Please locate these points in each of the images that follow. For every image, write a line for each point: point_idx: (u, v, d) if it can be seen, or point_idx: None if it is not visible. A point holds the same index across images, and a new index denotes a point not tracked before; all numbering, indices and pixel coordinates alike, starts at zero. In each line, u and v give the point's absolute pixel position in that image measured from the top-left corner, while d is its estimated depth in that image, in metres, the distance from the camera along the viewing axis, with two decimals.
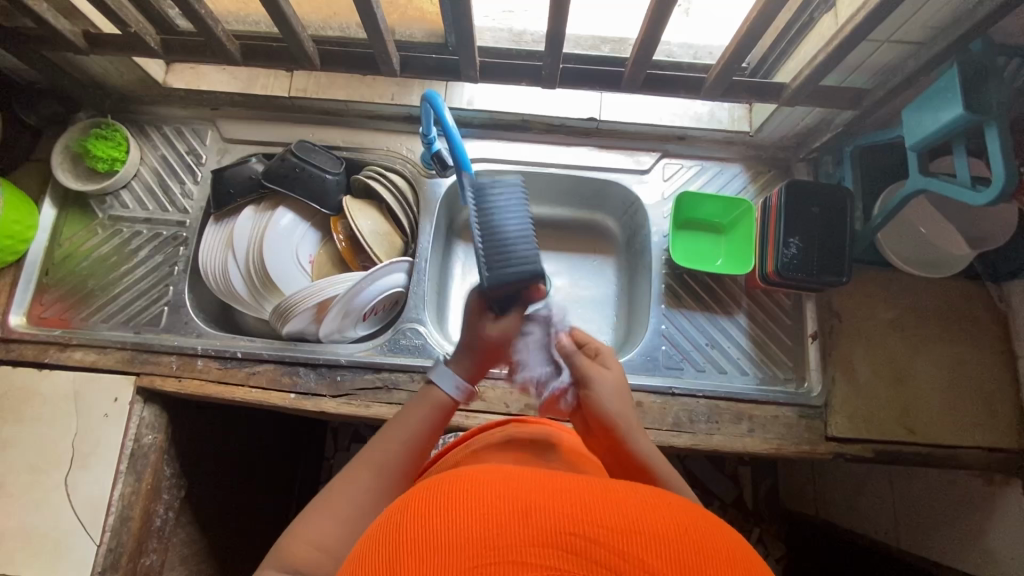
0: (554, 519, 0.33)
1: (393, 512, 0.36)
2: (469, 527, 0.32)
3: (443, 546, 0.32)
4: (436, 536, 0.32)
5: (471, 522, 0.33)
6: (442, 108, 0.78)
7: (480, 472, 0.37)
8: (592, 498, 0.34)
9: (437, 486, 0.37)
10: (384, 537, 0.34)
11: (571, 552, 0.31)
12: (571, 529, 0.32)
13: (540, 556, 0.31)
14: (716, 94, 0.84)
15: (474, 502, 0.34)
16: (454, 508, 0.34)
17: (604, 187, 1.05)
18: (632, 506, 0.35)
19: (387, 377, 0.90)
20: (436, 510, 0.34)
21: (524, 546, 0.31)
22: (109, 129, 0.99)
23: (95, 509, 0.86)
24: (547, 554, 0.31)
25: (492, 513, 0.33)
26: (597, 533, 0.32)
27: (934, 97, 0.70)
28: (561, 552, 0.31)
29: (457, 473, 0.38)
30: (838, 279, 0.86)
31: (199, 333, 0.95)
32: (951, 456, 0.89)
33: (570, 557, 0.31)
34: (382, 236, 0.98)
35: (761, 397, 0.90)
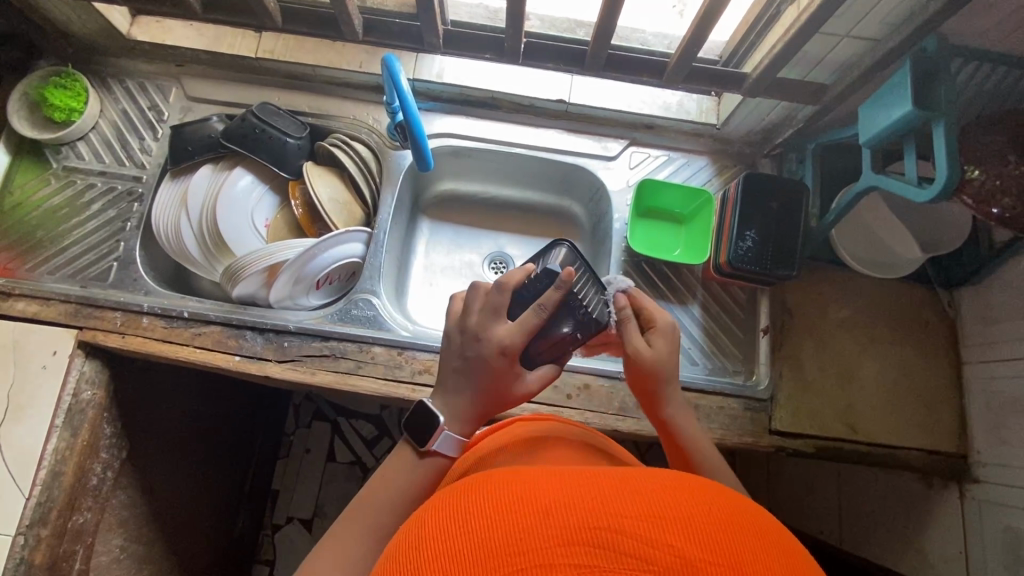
0: (577, 516, 0.33)
1: (417, 532, 0.38)
2: (490, 538, 0.34)
3: (475, 559, 0.33)
4: (465, 552, 0.34)
5: (492, 534, 0.34)
6: (398, 74, 0.77)
7: (496, 481, 0.39)
8: (608, 490, 0.35)
9: (457, 501, 0.38)
10: (411, 555, 0.36)
11: (595, 547, 0.32)
12: (595, 523, 0.33)
13: (564, 555, 0.32)
14: (680, 80, 0.84)
15: (495, 513, 0.35)
16: (480, 521, 0.35)
17: (570, 172, 1.05)
18: (650, 492, 0.35)
19: (334, 345, 0.89)
20: (463, 525, 0.35)
21: (550, 547, 0.32)
22: (69, 79, 0.97)
23: (27, 461, 0.84)
24: (575, 553, 0.32)
25: (511, 521, 0.34)
26: (622, 524, 0.33)
27: (887, 94, 0.70)
28: (590, 549, 0.32)
29: (473, 486, 0.40)
30: (789, 274, 0.86)
31: (147, 290, 0.93)
32: (893, 457, 0.90)
33: (595, 552, 0.32)
34: (341, 204, 0.97)
35: (708, 387, 0.91)
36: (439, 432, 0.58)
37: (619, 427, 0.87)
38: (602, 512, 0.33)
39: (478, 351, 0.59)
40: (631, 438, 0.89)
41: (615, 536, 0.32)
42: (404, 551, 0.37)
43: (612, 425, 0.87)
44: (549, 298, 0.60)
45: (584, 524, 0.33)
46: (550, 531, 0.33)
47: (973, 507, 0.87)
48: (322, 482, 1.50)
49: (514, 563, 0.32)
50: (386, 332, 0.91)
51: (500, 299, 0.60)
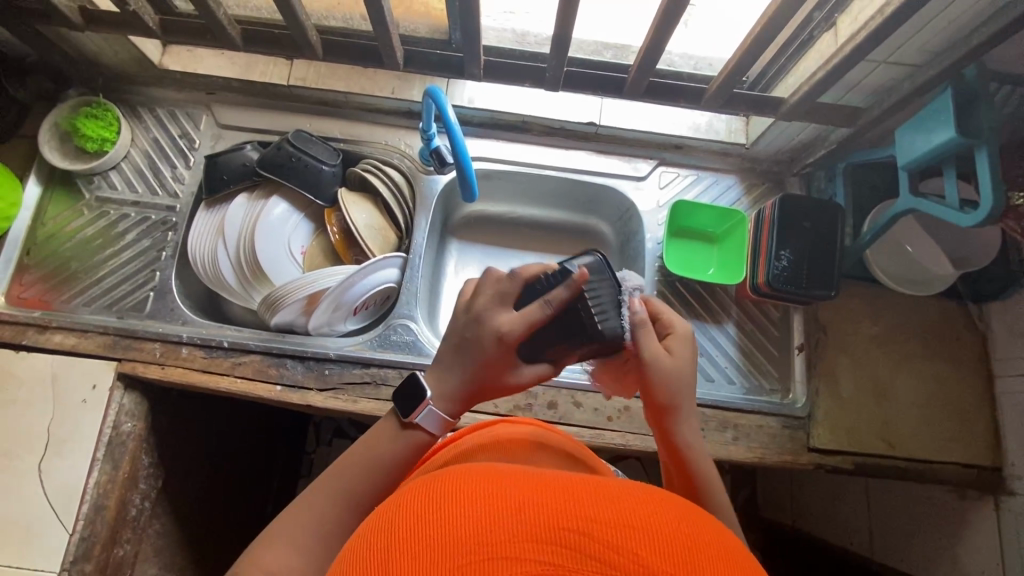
0: (548, 515, 0.33)
1: (386, 516, 0.37)
2: (458, 525, 0.33)
3: (441, 542, 0.32)
4: (432, 535, 0.33)
5: (461, 521, 0.33)
6: (445, 105, 0.77)
7: (468, 475, 0.39)
8: (583, 496, 0.36)
9: (427, 489, 0.38)
10: (376, 540, 0.35)
11: (563, 547, 0.32)
12: (564, 524, 0.33)
13: (532, 552, 0.31)
14: (716, 104, 0.85)
15: (468, 502, 0.35)
16: (451, 508, 0.35)
17: (601, 193, 1.06)
18: (624, 505, 0.36)
19: (375, 372, 0.89)
20: (434, 509, 0.35)
21: (519, 541, 0.32)
22: (100, 109, 0.97)
23: (69, 497, 0.84)
24: (540, 550, 0.32)
25: (481, 511, 0.34)
26: (590, 528, 0.33)
27: (928, 119, 0.72)
28: (555, 547, 0.32)
29: (444, 477, 0.39)
30: (827, 293, 0.87)
31: (185, 320, 0.94)
32: (929, 471, 0.91)
33: (562, 551, 0.32)
34: (376, 230, 0.98)
35: (746, 406, 0.91)
36: (423, 406, 0.59)
37: (660, 448, 0.88)
38: (573, 515, 0.34)
39: (478, 331, 0.60)
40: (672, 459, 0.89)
41: (583, 538, 0.32)
42: (370, 534, 0.36)
43: (654, 446, 0.88)
44: (555, 295, 0.58)
45: (553, 525, 0.33)
46: (520, 526, 0.33)
47: (1009, 520, 0.89)
48: None
49: (481, 552, 0.31)
50: (426, 358, 0.91)
51: (510, 286, 0.59)
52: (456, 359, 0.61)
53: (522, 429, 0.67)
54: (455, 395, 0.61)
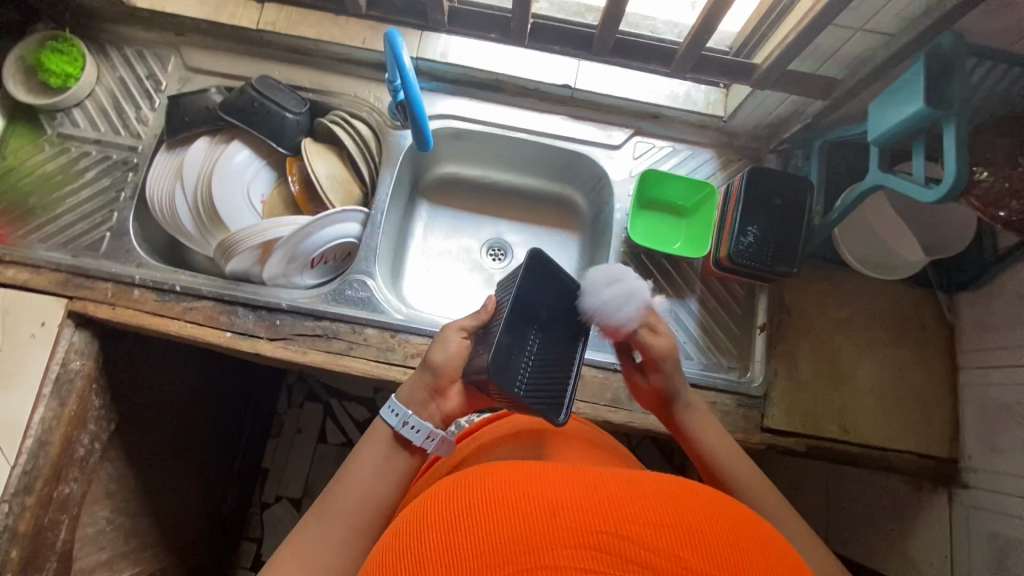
0: (583, 520, 0.34)
1: (419, 523, 0.39)
2: (498, 533, 0.35)
3: (480, 557, 0.34)
4: (471, 548, 0.34)
5: (499, 530, 0.35)
6: (400, 50, 0.75)
7: (496, 477, 0.40)
8: (616, 498, 0.37)
9: (454, 497, 0.39)
10: (410, 548, 0.37)
11: (601, 551, 0.33)
12: (601, 527, 0.34)
13: (570, 559, 0.33)
14: (686, 68, 0.83)
15: (500, 511, 0.36)
16: (484, 519, 0.36)
17: (573, 160, 1.03)
18: (656, 502, 0.37)
19: (327, 325, 0.88)
20: (466, 521, 0.36)
21: (559, 549, 0.33)
22: (66, 44, 0.96)
23: (13, 430, 0.84)
24: (579, 556, 0.33)
25: (517, 518, 0.35)
26: (627, 531, 0.34)
27: (899, 90, 0.69)
28: (595, 553, 0.33)
29: (471, 482, 0.41)
30: (789, 271, 0.85)
31: (140, 262, 0.92)
32: (884, 459, 0.90)
33: (600, 557, 0.33)
34: (338, 182, 0.96)
35: (701, 381, 0.90)
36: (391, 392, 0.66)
37: (610, 418, 0.87)
38: (608, 517, 0.35)
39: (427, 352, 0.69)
40: (622, 430, 0.88)
41: (622, 541, 0.34)
42: (405, 541, 0.38)
43: (604, 416, 0.87)
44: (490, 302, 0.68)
45: (589, 530, 0.34)
46: (557, 533, 0.34)
47: (960, 513, 0.87)
48: (313, 462, 1.50)
49: (520, 562, 0.33)
50: (379, 314, 0.90)
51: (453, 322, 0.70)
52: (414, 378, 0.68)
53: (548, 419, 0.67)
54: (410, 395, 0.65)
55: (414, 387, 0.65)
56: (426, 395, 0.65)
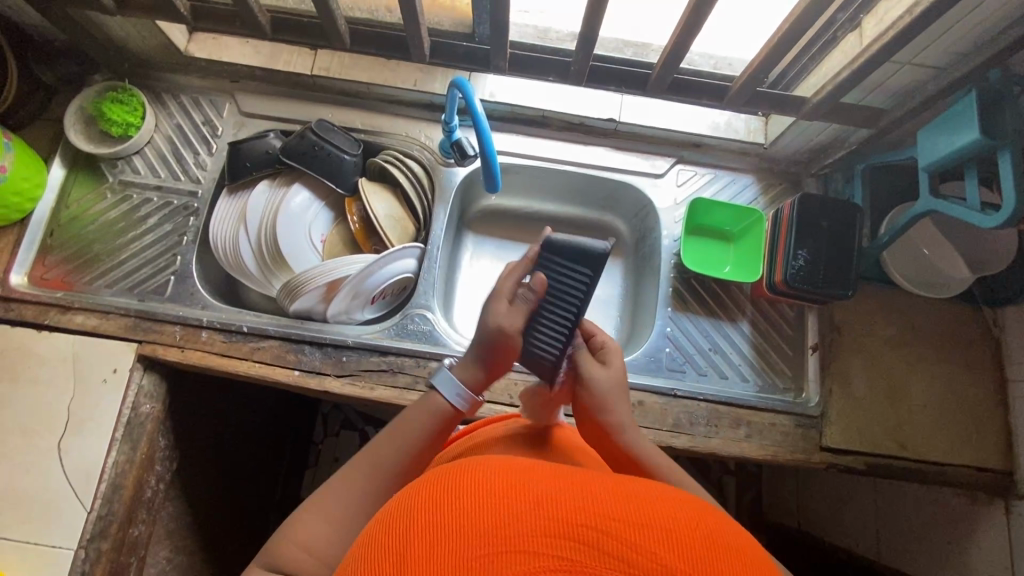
0: (565, 512, 0.35)
1: (408, 498, 0.40)
2: (478, 515, 0.35)
3: (459, 534, 0.35)
4: (453, 523, 0.35)
5: (483, 511, 0.35)
6: (471, 95, 0.77)
7: (487, 464, 0.40)
8: (603, 493, 0.37)
9: (448, 474, 0.40)
10: (397, 519, 0.38)
11: (578, 542, 0.34)
12: (583, 520, 0.35)
13: (547, 546, 0.34)
14: (739, 102, 0.86)
15: (487, 491, 0.37)
16: (469, 497, 0.37)
17: (617, 190, 1.06)
18: (644, 502, 0.37)
19: (392, 360, 0.90)
20: (452, 496, 0.37)
21: (539, 536, 0.34)
22: (126, 95, 0.98)
23: (88, 475, 0.85)
24: (557, 545, 0.34)
25: (501, 504, 0.36)
26: (610, 527, 0.35)
27: (952, 121, 0.72)
28: (572, 543, 0.34)
29: (462, 465, 0.41)
30: (844, 293, 0.88)
31: (204, 305, 0.94)
32: (941, 473, 0.91)
33: (577, 547, 0.34)
34: (395, 220, 0.99)
35: (759, 403, 0.92)
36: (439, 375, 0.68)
37: (673, 443, 0.88)
38: (590, 512, 0.35)
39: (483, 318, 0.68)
40: (684, 454, 0.90)
41: (601, 535, 0.34)
42: (392, 512, 0.39)
43: (667, 441, 0.89)
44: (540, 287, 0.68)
45: (571, 521, 0.35)
46: (538, 521, 0.35)
47: (1019, 523, 0.89)
48: None
49: (498, 544, 0.34)
50: (442, 347, 0.92)
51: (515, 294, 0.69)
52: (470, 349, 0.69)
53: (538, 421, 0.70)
54: (466, 368, 0.69)
55: (473, 375, 0.68)
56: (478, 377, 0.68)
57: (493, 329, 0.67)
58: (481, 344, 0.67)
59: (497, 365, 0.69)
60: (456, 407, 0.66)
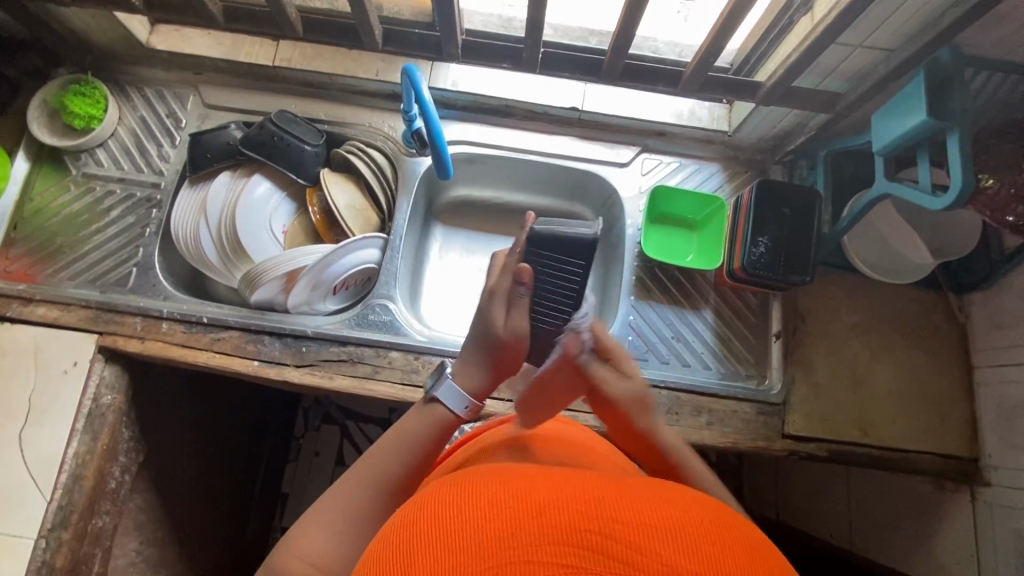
0: (567, 519, 0.35)
1: (410, 518, 0.40)
2: (481, 528, 0.36)
3: (462, 550, 0.35)
4: (456, 539, 0.35)
5: (487, 524, 0.36)
6: (420, 83, 0.77)
7: (488, 480, 0.41)
8: (603, 498, 0.38)
9: (448, 493, 0.40)
10: (402, 537, 0.38)
11: (583, 548, 0.34)
12: (585, 526, 0.35)
13: (553, 555, 0.34)
14: (694, 88, 0.86)
15: (488, 505, 0.37)
16: (470, 512, 0.37)
17: (582, 179, 1.06)
18: (644, 504, 0.38)
19: (353, 350, 0.90)
20: (453, 514, 0.37)
21: (542, 545, 0.34)
22: (88, 87, 0.98)
23: (48, 466, 0.85)
24: (560, 553, 0.34)
25: (503, 517, 0.36)
26: (612, 530, 0.35)
27: (901, 103, 0.72)
28: (576, 550, 0.34)
29: (463, 482, 0.41)
30: (803, 279, 0.87)
31: (166, 296, 0.95)
32: (906, 460, 0.91)
33: (583, 553, 0.34)
34: (357, 210, 0.98)
35: (721, 391, 0.91)
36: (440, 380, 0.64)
37: None
38: (593, 516, 0.36)
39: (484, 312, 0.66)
40: None
41: (604, 538, 0.34)
42: (393, 532, 0.39)
43: None
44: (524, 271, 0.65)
45: (573, 527, 0.35)
46: (543, 530, 0.35)
47: (983, 510, 0.89)
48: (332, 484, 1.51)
49: (504, 556, 0.34)
50: (403, 336, 0.92)
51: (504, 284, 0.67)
52: (470, 348, 0.67)
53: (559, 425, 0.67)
54: (464, 372, 0.66)
55: (470, 373, 0.65)
56: (478, 376, 0.65)
57: (498, 324, 0.65)
58: (480, 329, 0.66)
59: (505, 351, 0.66)
60: (460, 416, 0.63)
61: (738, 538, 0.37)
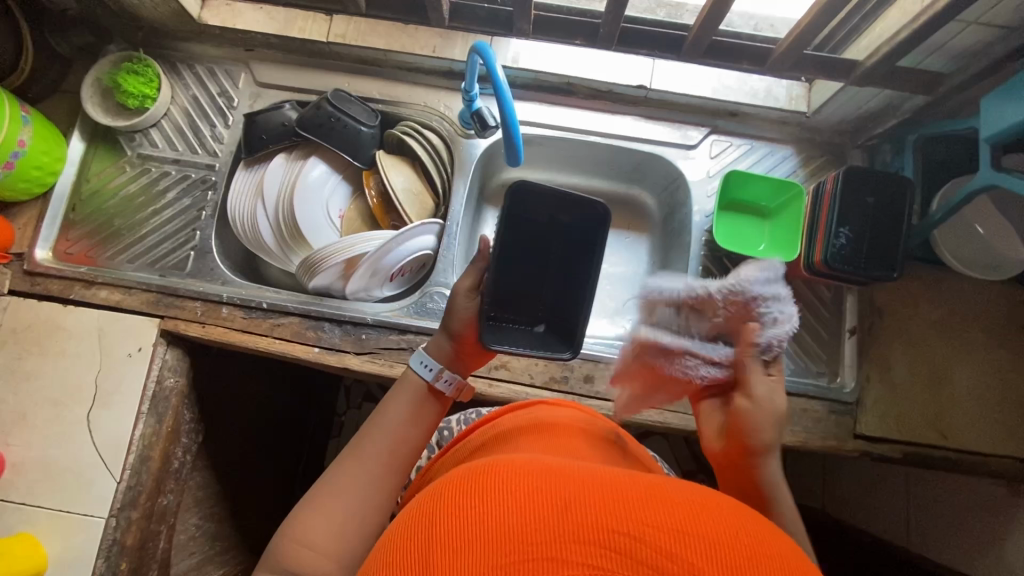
0: (594, 516, 0.34)
1: (429, 504, 0.38)
2: (502, 519, 0.34)
3: (480, 540, 0.33)
4: (476, 528, 0.34)
5: (508, 516, 0.34)
6: (493, 62, 0.73)
7: (509, 466, 0.39)
8: (635, 497, 0.36)
9: (471, 478, 0.39)
10: (417, 526, 0.37)
11: (610, 550, 0.32)
12: (614, 526, 0.33)
13: (578, 554, 0.32)
14: (782, 67, 0.80)
15: (511, 494, 0.36)
16: (491, 498, 0.36)
17: (646, 162, 1.01)
18: (678, 504, 0.36)
19: (412, 339, 0.88)
20: (472, 500, 0.36)
21: (566, 542, 0.32)
22: (141, 65, 0.96)
23: (116, 447, 0.87)
24: (586, 552, 0.32)
25: (526, 507, 0.34)
26: (643, 533, 0.33)
27: (1021, 86, 0.65)
28: (602, 550, 0.32)
29: (487, 466, 0.40)
30: (889, 274, 0.82)
31: (225, 280, 0.94)
32: (983, 464, 0.87)
33: (609, 555, 0.32)
34: (413, 194, 0.96)
35: (791, 388, 0.88)
36: (440, 376, 0.66)
37: None
38: (622, 517, 0.34)
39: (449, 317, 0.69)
40: None
41: (634, 542, 0.32)
42: (413, 519, 0.38)
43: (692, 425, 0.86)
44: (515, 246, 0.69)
45: (601, 526, 0.33)
46: (567, 525, 0.33)
47: None
48: None
49: (524, 549, 0.32)
50: None
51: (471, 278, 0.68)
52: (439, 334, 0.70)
53: (569, 415, 0.67)
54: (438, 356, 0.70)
55: (438, 347, 0.70)
56: (450, 351, 0.69)
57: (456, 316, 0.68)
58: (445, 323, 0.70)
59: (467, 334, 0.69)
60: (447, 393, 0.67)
61: (774, 551, 0.34)
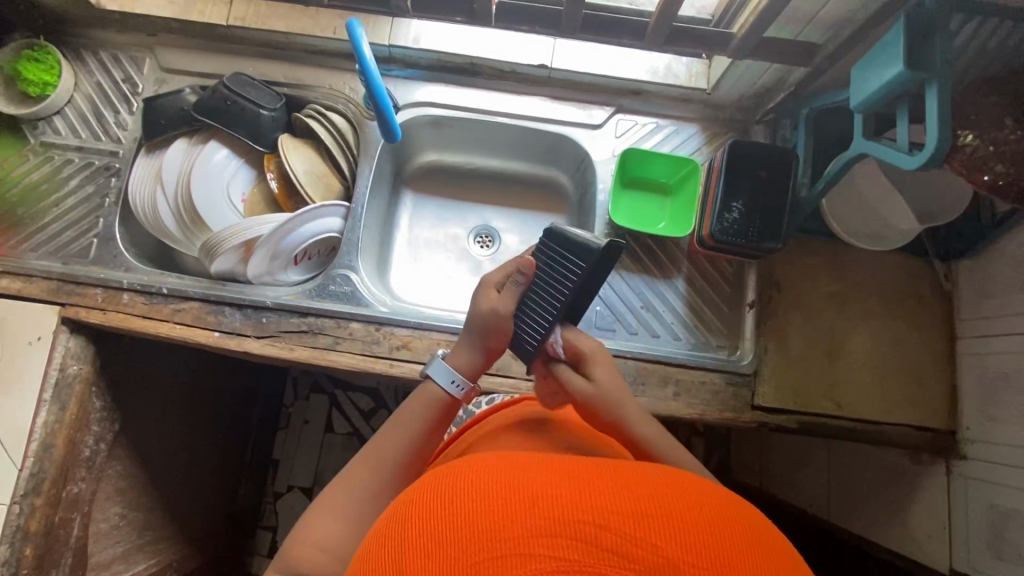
0: (561, 508, 0.32)
1: (397, 513, 0.36)
2: (470, 518, 0.32)
3: (448, 544, 0.31)
4: (445, 533, 0.32)
5: (476, 517, 0.32)
6: (360, 40, 0.73)
7: (479, 465, 0.37)
8: (599, 484, 0.34)
9: (440, 481, 0.37)
10: (386, 537, 0.35)
11: (580, 541, 0.31)
12: (582, 517, 0.31)
13: (546, 547, 0.30)
14: (659, 42, 0.80)
15: (478, 494, 0.34)
16: (457, 499, 0.34)
17: (556, 142, 1.01)
18: (642, 489, 0.34)
19: (312, 322, 0.89)
20: (440, 506, 0.34)
21: (534, 537, 0.31)
22: (41, 52, 0.95)
23: (17, 435, 0.87)
24: (556, 544, 0.30)
25: (495, 505, 0.33)
26: (608, 520, 0.31)
27: (879, 55, 0.66)
28: (572, 542, 0.31)
29: (457, 467, 0.38)
30: (776, 246, 0.83)
31: (128, 267, 0.93)
32: (878, 433, 0.88)
33: (580, 547, 0.30)
34: (317, 177, 0.95)
35: (689, 361, 0.89)
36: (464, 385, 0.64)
37: None
38: (588, 507, 0.32)
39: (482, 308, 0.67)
40: None
41: (601, 530, 0.31)
42: (382, 530, 0.36)
43: None
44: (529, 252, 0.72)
45: (567, 517, 0.32)
46: (536, 520, 0.31)
47: (958, 484, 0.86)
48: (320, 452, 1.53)
49: (493, 548, 0.30)
50: (364, 308, 0.90)
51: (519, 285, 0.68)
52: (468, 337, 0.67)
53: (556, 409, 0.66)
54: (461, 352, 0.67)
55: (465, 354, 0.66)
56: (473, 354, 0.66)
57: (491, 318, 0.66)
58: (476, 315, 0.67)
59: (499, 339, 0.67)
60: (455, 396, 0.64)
61: (740, 528, 0.33)
